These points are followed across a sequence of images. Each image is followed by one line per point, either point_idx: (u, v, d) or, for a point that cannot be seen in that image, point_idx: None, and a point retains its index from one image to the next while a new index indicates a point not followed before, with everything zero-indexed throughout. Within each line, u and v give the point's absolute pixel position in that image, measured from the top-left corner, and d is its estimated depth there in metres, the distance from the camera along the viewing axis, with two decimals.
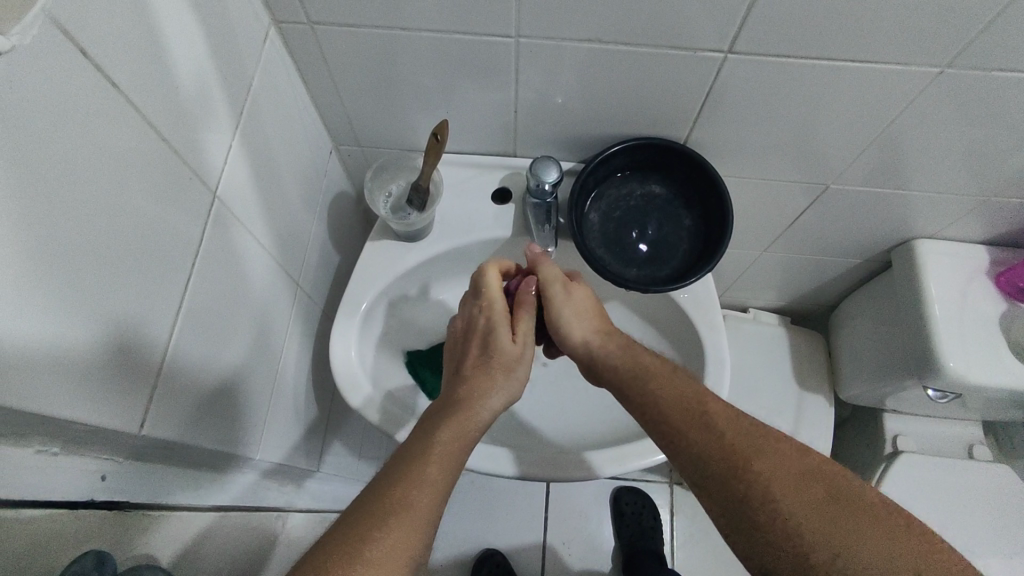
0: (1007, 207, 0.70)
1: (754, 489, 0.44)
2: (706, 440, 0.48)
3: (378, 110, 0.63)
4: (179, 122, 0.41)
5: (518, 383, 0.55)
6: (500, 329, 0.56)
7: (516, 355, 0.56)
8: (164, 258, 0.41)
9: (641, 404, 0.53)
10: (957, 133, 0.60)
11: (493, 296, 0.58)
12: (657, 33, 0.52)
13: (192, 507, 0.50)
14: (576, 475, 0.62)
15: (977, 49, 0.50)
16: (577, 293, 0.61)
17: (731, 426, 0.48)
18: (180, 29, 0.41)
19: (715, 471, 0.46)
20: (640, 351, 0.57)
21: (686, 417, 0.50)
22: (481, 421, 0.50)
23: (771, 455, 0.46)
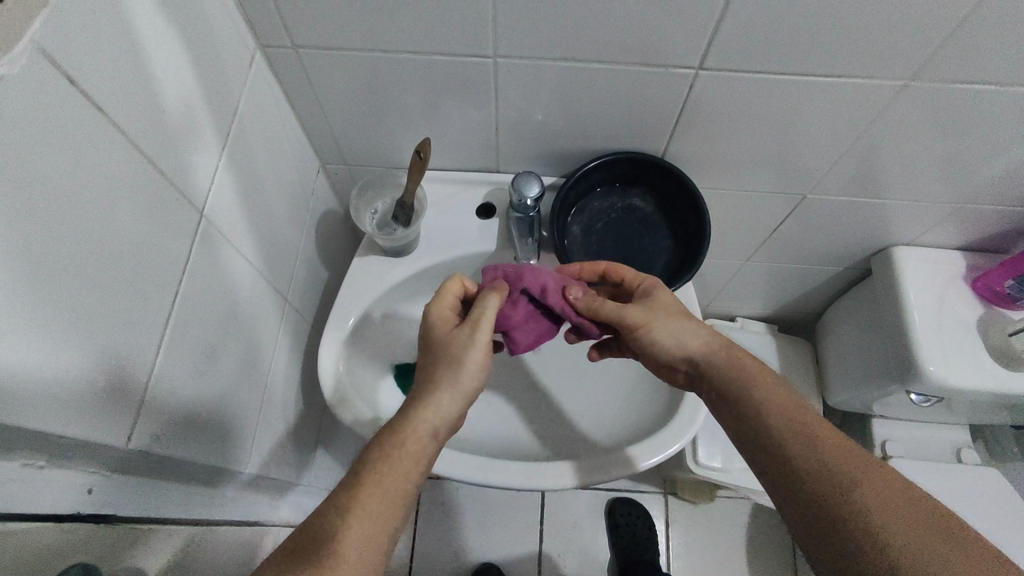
0: (979, 214, 0.72)
1: (851, 505, 0.44)
2: (804, 452, 0.47)
3: (363, 129, 0.65)
4: (165, 145, 0.43)
5: (469, 368, 0.51)
6: (437, 325, 0.54)
7: (459, 342, 0.52)
8: (152, 276, 0.42)
9: (735, 407, 0.52)
10: (924, 143, 0.62)
11: (433, 301, 0.55)
12: (630, 52, 0.54)
13: (181, 521, 0.50)
14: (574, 484, 0.62)
15: (937, 63, 0.52)
16: (661, 296, 0.57)
17: (836, 443, 0.47)
18: (167, 55, 0.42)
19: (812, 475, 0.46)
20: (743, 354, 0.55)
21: (788, 428, 0.49)
22: (428, 424, 0.49)
23: (874, 472, 0.45)
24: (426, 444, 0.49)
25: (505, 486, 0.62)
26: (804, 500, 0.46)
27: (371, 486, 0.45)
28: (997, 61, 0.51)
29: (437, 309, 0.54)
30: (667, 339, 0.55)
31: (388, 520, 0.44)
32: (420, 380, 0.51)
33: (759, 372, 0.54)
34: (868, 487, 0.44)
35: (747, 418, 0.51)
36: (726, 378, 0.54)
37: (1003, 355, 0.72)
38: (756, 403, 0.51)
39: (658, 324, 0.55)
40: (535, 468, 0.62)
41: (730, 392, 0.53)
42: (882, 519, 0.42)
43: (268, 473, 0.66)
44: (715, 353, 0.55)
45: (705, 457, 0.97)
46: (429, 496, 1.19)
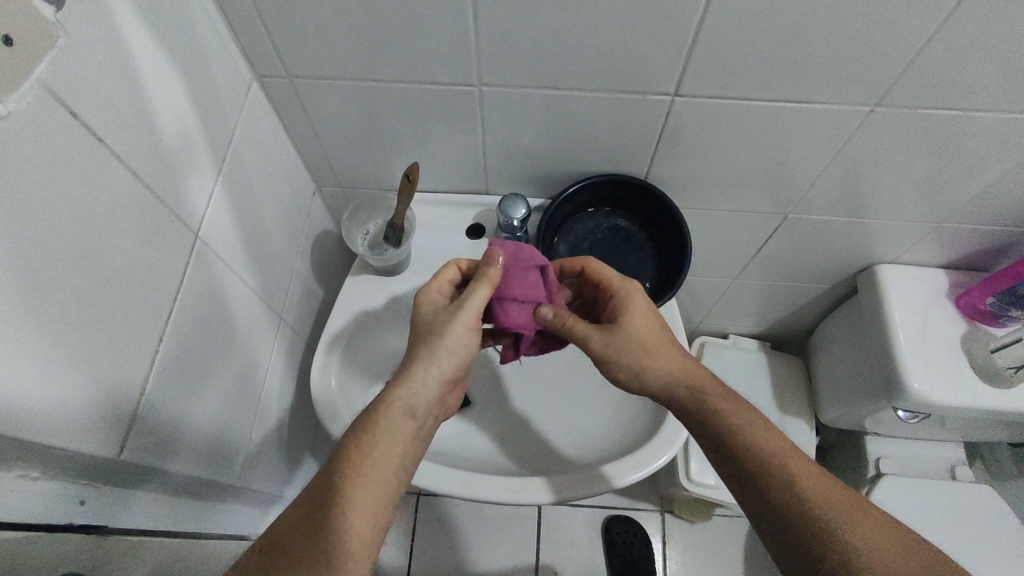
0: (959, 233, 0.73)
1: (832, 543, 0.46)
2: (787, 490, 0.49)
3: (356, 154, 0.68)
4: (161, 170, 0.45)
5: (446, 347, 0.52)
6: (422, 307, 0.55)
7: (439, 322, 0.53)
8: (146, 295, 0.44)
9: (714, 440, 0.54)
10: (897, 165, 0.64)
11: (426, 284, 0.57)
12: (607, 80, 0.56)
13: (170, 533, 0.52)
14: (557, 498, 0.62)
15: (901, 89, 0.54)
16: (627, 324, 0.56)
17: (817, 482, 0.49)
18: (164, 87, 0.45)
19: (799, 511, 0.48)
20: (713, 390, 0.55)
21: (769, 466, 0.50)
22: (404, 401, 0.50)
23: (854, 510, 0.48)
24: (405, 429, 0.50)
25: (491, 500, 0.63)
26: (786, 536, 0.49)
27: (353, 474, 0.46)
28: (959, 87, 0.53)
29: (426, 296, 0.56)
30: (629, 371, 0.56)
31: (379, 515, 0.46)
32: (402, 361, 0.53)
33: (733, 404, 0.54)
34: (849, 524, 0.47)
35: (728, 452, 0.53)
36: (705, 412, 0.54)
37: (986, 371, 0.74)
38: (739, 440, 0.52)
39: (617, 358, 0.56)
40: (518, 482, 0.63)
41: (709, 427, 0.54)
42: (861, 554, 0.46)
43: (259, 488, 0.67)
44: (683, 387, 0.55)
45: (698, 473, 0.97)
46: (425, 514, 1.19)
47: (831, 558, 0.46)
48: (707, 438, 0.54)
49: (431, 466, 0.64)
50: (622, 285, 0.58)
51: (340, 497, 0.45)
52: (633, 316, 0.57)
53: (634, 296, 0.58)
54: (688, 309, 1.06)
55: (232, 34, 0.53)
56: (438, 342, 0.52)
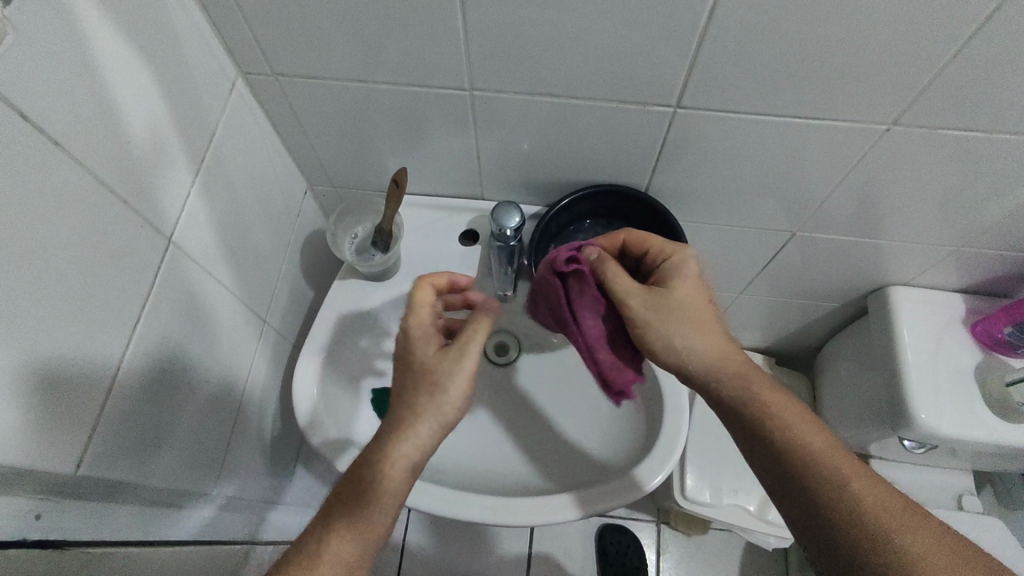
0: (978, 257, 0.70)
1: (879, 545, 0.43)
2: (831, 490, 0.45)
3: (346, 154, 0.65)
4: (126, 171, 0.43)
5: (455, 397, 0.49)
6: (418, 347, 0.51)
7: (446, 372, 0.50)
8: (111, 302, 0.43)
9: (756, 435, 0.49)
10: (916, 184, 0.60)
11: (412, 314, 0.53)
12: (606, 88, 0.53)
13: (149, 544, 0.50)
14: (585, 513, 0.60)
15: (920, 107, 0.51)
16: (680, 290, 0.53)
17: (863, 483, 0.45)
18: (134, 86, 0.43)
19: (839, 508, 0.45)
20: (755, 376, 0.51)
21: (813, 466, 0.46)
22: (407, 453, 0.47)
23: (896, 507, 0.44)
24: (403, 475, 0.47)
25: (470, 520, 0.60)
26: (825, 540, 0.45)
27: (350, 526, 0.45)
28: (982, 107, 0.49)
29: (418, 323, 0.52)
30: (671, 338, 0.52)
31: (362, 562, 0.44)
32: (395, 405, 0.49)
33: (776, 397, 0.50)
34: (897, 524, 0.43)
35: (766, 451, 0.48)
36: (747, 405, 0.50)
37: (999, 406, 0.70)
38: (781, 437, 0.48)
39: (655, 320, 0.52)
40: (502, 503, 0.61)
41: (751, 421, 0.49)
42: (913, 555, 0.42)
43: (239, 494, 0.66)
44: (730, 371, 0.51)
45: (693, 490, 0.94)
46: (418, 515, 1.18)
47: (881, 563, 0.42)
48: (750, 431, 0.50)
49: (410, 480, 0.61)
50: (678, 250, 0.55)
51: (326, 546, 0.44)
52: (687, 284, 0.54)
53: (689, 264, 0.55)
54: None
55: (213, 29, 0.51)
56: (444, 393, 0.49)
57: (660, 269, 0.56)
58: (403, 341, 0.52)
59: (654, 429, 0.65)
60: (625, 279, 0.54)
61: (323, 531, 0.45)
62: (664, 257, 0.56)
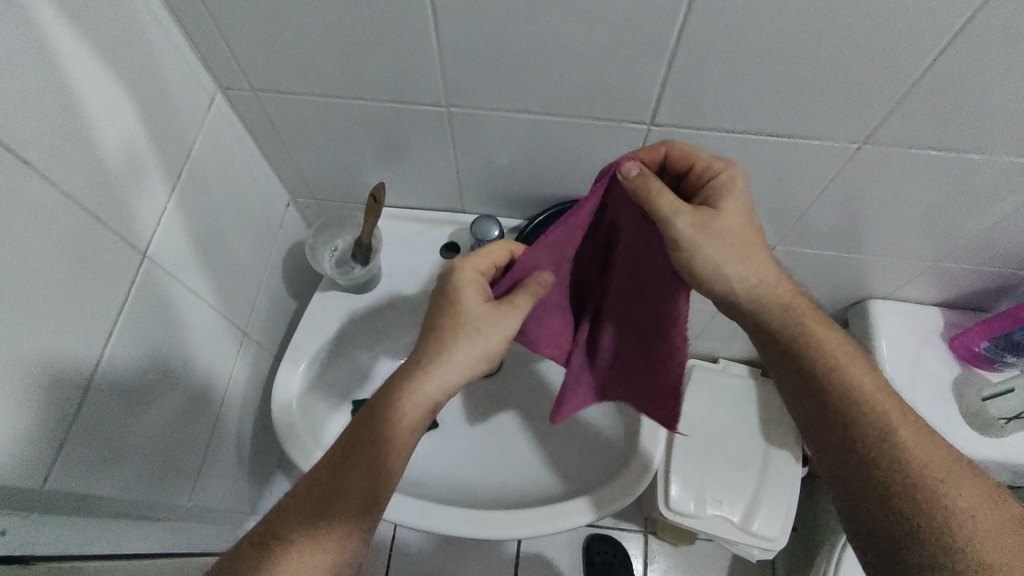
0: (955, 272, 0.70)
1: (911, 487, 0.44)
2: (878, 439, 0.46)
3: (327, 167, 0.66)
4: (99, 188, 0.43)
5: (490, 349, 0.48)
6: (465, 292, 0.49)
7: (484, 324, 0.47)
8: (80, 319, 0.43)
9: (798, 373, 0.48)
10: (892, 200, 0.61)
11: (469, 257, 0.50)
12: (580, 106, 0.54)
13: (119, 557, 0.49)
14: (599, 513, 0.60)
15: (888, 127, 0.51)
16: (728, 216, 0.45)
17: (909, 434, 0.46)
18: (108, 103, 0.43)
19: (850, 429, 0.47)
20: (807, 313, 0.48)
21: (855, 407, 0.47)
22: (427, 398, 0.47)
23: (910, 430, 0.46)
24: (422, 419, 0.48)
25: (447, 533, 0.60)
26: (853, 475, 0.47)
27: (365, 470, 0.46)
28: (949, 128, 0.50)
29: (469, 265, 0.50)
30: (720, 265, 0.44)
31: (370, 508, 0.46)
32: (431, 345, 0.48)
33: (827, 333, 0.48)
34: (939, 475, 0.45)
35: (808, 387, 0.48)
36: (795, 343, 0.47)
37: (976, 421, 0.72)
38: (827, 374, 0.47)
39: (705, 247, 0.44)
40: (478, 516, 0.60)
41: (796, 360, 0.48)
42: (929, 488, 0.44)
43: (215, 507, 0.66)
44: (778, 304, 0.47)
45: (677, 500, 0.94)
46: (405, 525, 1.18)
47: (907, 509, 0.44)
48: (791, 366, 0.49)
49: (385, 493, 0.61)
50: (728, 169, 0.46)
51: (339, 488, 0.46)
52: (735, 209, 0.46)
53: (738, 186, 0.46)
54: None
55: (191, 46, 0.51)
56: (480, 344, 0.48)
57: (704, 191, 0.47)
58: (453, 279, 0.49)
59: (632, 441, 0.65)
60: (674, 199, 0.43)
61: (339, 472, 0.46)
62: (708, 175, 0.47)
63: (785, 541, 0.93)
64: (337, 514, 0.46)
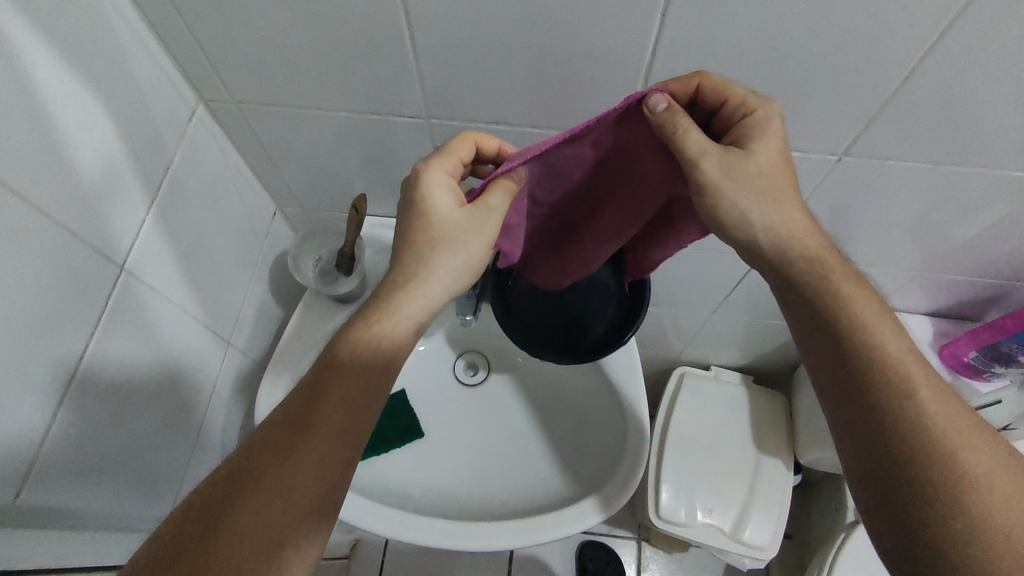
0: (942, 282, 0.70)
1: (944, 476, 0.39)
2: (902, 409, 0.40)
3: (312, 178, 0.66)
4: (74, 202, 0.43)
5: (471, 258, 0.46)
6: (434, 198, 0.47)
7: (459, 228, 0.45)
8: (54, 336, 0.43)
9: (826, 338, 0.43)
10: (876, 211, 0.60)
11: (434, 162, 0.48)
12: (562, 118, 0.54)
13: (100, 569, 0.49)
14: (608, 512, 0.61)
15: (867, 139, 0.51)
16: (760, 156, 0.43)
17: (941, 407, 0.40)
18: (83, 119, 0.44)
19: (876, 395, 0.41)
20: (834, 265, 0.43)
21: (885, 381, 0.41)
22: (410, 313, 0.46)
23: (943, 403, 0.40)
24: (405, 333, 0.46)
25: (425, 544, 0.60)
26: (879, 456, 0.41)
27: (344, 393, 0.44)
28: (928, 140, 0.50)
29: (436, 171, 0.48)
30: (743, 212, 0.43)
31: (347, 437, 0.44)
32: (405, 257, 0.47)
33: (853, 286, 0.43)
34: (969, 457, 0.39)
35: (834, 355, 0.43)
36: (823, 301, 0.43)
37: None
38: (850, 328, 0.42)
39: (731, 187, 0.42)
40: (457, 526, 0.60)
41: (823, 321, 0.43)
42: (956, 469, 0.39)
43: None
44: (801, 253, 0.44)
45: (668, 509, 0.94)
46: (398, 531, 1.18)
47: (929, 492, 0.39)
48: (811, 320, 0.43)
49: (368, 505, 0.60)
50: (766, 104, 0.43)
51: (313, 419, 0.43)
52: (770, 148, 0.43)
53: (774, 124, 0.43)
54: (668, 341, 1.03)
55: (171, 59, 0.51)
56: (459, 252, 0.46)
57: (737, 128, 0.44)
58: (419, 186, 0.47)
59: (617, 453, 0.65)
60: (701, 137, 0.40)
61: (313, 400, 0.43)
62: (742, 112, 0.44)
63: (777, 549, 0.93)
64: (308, 446, 0.42)
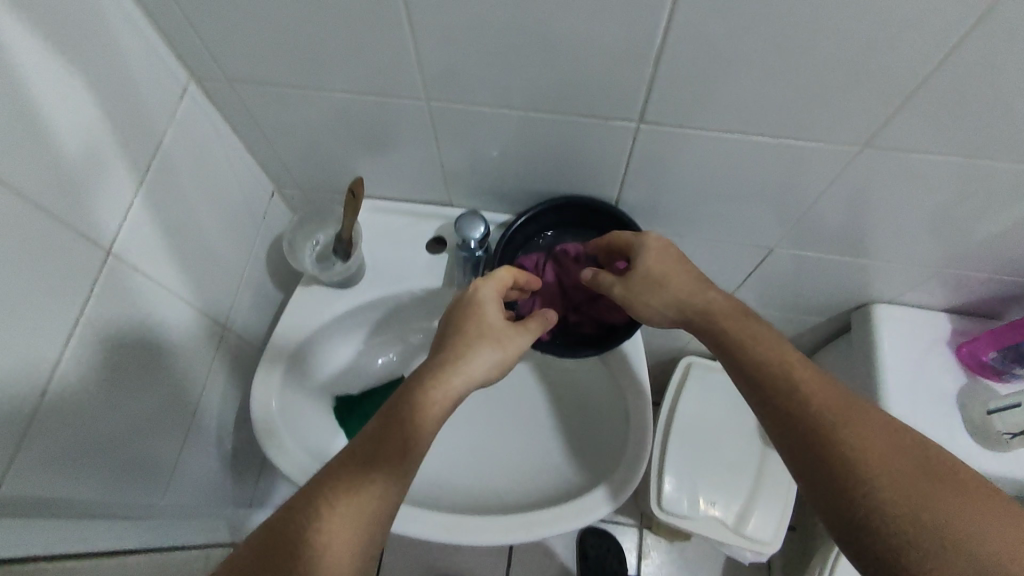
0: (963, 279, 0.67)
1: (884, 501, 0.41)
2: (830, 442, 0.44)
3: (309, 159, 0.64)
4: (57, 186, 0.42)
5: (508, 354, 0.53)
6: (487, 306, 0.54)
7: (508, 334, 0.54)
8: (38, 326, 0.42)
9: (746, 380, 0.49)
10: (897, 205, 0.57)
11: (487, 277, 0.56)
12: (568, 102, 0.51)
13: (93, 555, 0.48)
14: (620, 498, 0.59)
15: (893, 129, 0.48)
16: (647, 263, 0.55)
17: (868, 437, 0.43)
18: (65, 98, 0.42)
19: (805, 433, 0.45)
20: (727, 312, 0.53)
21: (776, 382, 0.48)
22: (459, 389, 0.50)
23: (873, 432, 0.44)
24: (452, 409, 0.50)
25: (419, 537, 0.59)
26: (826, 489, 0.43)
27: (409, 437, 0.45)
28: (958, 132, 0.47)
29: (488, 286, 0.55)
30: (650, 305, 0.55)
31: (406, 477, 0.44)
32: (455, 346, 0.52)
33: (760, 335, 0.50)
34: (905, 480, 0.41)
35: (754, 391, 0.49)
36: (732, 345, 0.51)
37: (980, 433, 0.69)
38: (762, 367, 0.49)
39: (634, 295, 0.55)
40: (454, 521, 0.59)
41: (739, 364, 0.50)
42: (890, 492, 0.41)
43: (194, 504, 0.66)
44: (701, 312, 0.53)
45: (670, 500, 0.93)
46: None
47: (875, 518, 0.40)
48: (732, 366, 0.51)
49: None
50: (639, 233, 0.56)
51: (380, 454, 0.44)
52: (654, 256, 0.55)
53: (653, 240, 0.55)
54: (675, 330, 1.00)
55: (160, 35, 0.49)
56: (501, 349, 0.53)
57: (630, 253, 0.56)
58: (475, 297, 0.55)
59: (619, 448, 0.63)
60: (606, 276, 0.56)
61: (379, 439, 0.45)
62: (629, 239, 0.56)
63: (779, 545, 0.92)
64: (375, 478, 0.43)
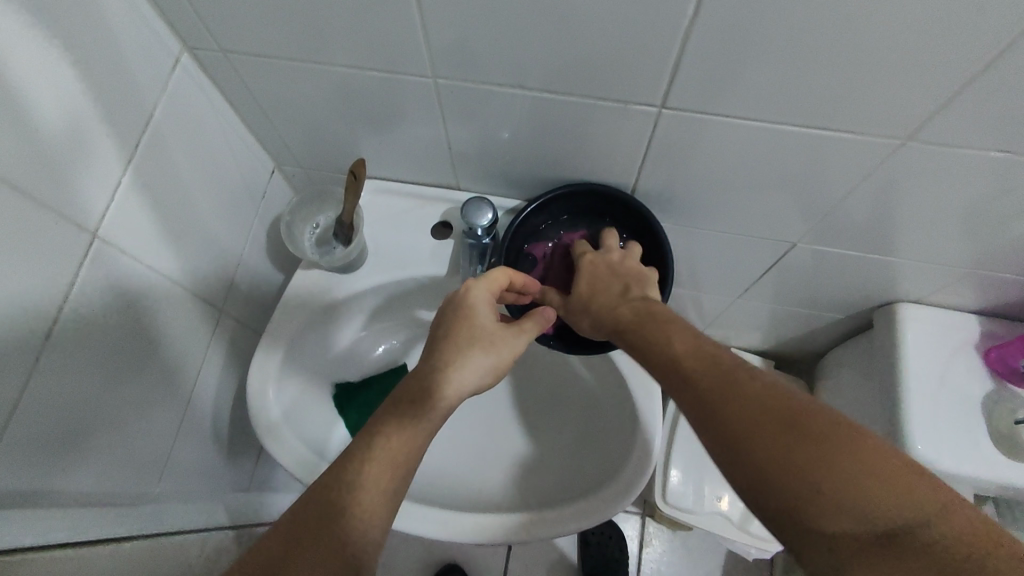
0: (997, 280, 0.63)
1: (776, 475, 0.36)
2: (720, 422, 0.39)
3: (310, 136, 0.61)
4: (37, 165, 0.39)
5: (501, 359, 0.51)
6: (479, 309, 0.51)
7: (501, 338, 0.51)
8: (18, 310, 0.40)
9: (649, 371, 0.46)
10: (935, 203, 0.53)
11: (479, 277, 0.52)
12: (585, 83, 0.47)
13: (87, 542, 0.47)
14: (630, 497, 0.57)
15: (939, 123, 0.44)
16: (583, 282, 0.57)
17: (752, 404, 0.39)
18: (44, 70, 0.39)
19: (695, 420, 0.41)
20: (642, 313, 0.50)
21: (669, 371, 0.44)
22: (449, 399, 0.48)
23: (751, 399, 0.39)
24: (440, 418, 0.48)
25: (417, 534, 0.57)
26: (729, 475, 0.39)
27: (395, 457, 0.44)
28: (1013, 128, 0.43)
29: (482, 287, 0.52)
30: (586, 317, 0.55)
31: (393, 499, 0.43)
32: (444, 352, 0.49)
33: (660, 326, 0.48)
34: (790, 448, 0.36)
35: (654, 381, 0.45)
36: (635, 339, 0.48)
37: (1006, 443, 0.66)
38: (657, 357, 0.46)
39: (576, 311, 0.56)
40: (453, 518, 0.57)
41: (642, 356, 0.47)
42: (776, 463, 0.36)
43: (189, 489, 0.64)
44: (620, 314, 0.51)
45: (676, 494, 0.91)
46: None
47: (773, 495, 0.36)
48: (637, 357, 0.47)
49: None
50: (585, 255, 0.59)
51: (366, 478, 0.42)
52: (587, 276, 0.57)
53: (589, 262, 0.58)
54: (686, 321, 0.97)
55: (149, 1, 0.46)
56: (493, 354, 0.50)
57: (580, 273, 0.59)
58: (467, 298, 0.51)
59: (625, 446, 0.61)
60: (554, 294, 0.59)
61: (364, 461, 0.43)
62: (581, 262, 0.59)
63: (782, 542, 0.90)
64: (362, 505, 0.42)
